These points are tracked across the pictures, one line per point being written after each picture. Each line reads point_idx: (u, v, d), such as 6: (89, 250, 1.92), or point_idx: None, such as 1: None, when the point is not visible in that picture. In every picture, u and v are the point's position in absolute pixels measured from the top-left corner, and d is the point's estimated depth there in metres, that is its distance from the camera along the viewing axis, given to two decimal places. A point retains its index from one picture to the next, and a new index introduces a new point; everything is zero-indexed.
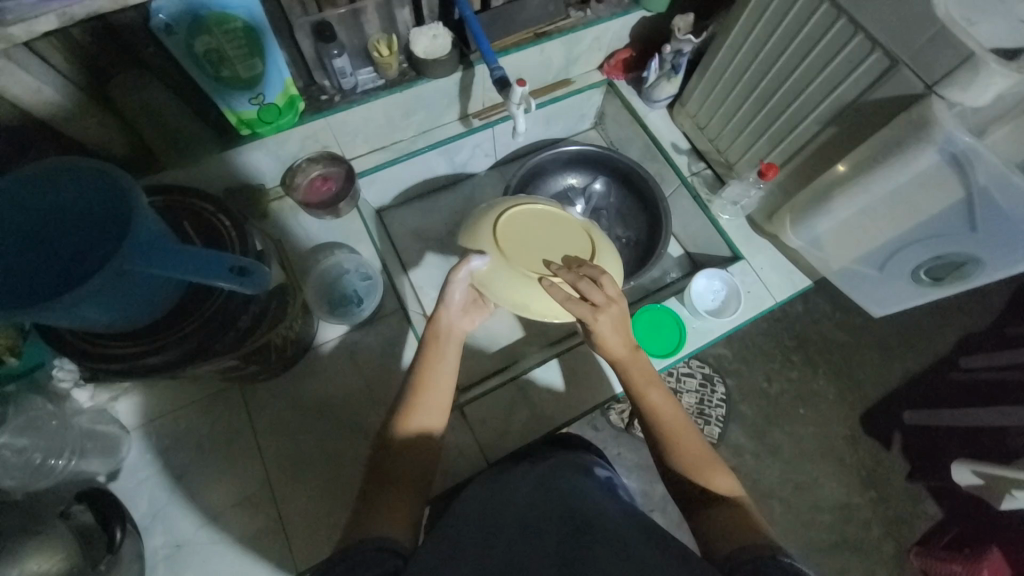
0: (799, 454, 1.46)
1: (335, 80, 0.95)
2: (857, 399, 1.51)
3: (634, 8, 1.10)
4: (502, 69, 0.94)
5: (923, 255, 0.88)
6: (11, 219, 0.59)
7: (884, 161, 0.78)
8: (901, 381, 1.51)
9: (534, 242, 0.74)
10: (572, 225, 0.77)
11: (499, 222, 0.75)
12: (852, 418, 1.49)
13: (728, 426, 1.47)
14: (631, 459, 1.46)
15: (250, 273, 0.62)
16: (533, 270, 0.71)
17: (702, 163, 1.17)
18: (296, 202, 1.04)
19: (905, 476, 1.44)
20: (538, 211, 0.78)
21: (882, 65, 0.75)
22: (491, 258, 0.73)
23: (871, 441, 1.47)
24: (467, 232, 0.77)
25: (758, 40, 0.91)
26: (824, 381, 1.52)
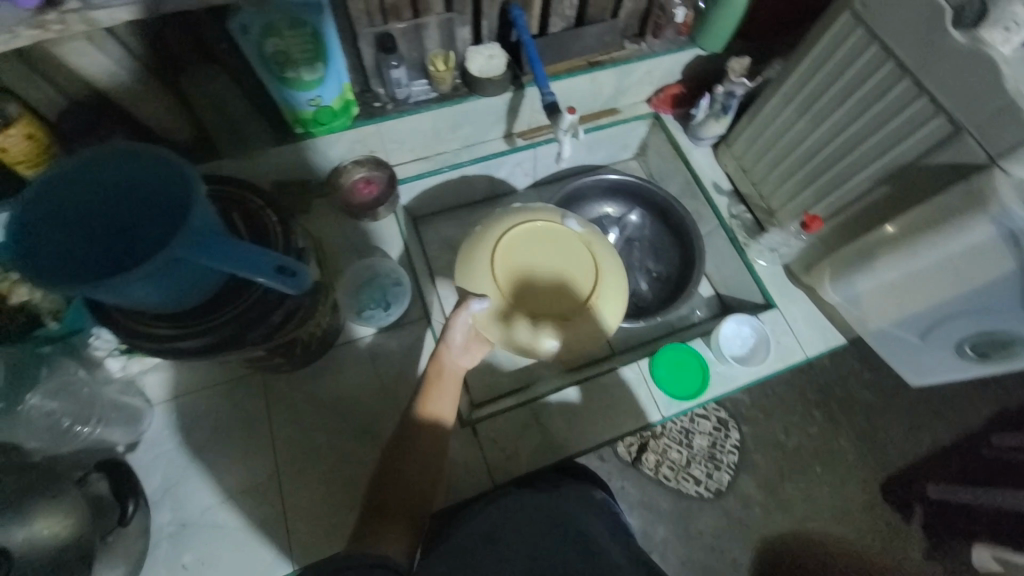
0: (811, 514, 1.41)
1: (391, 89, 0.98)
2: (880, 465, 1.45)
3: (689, 46, 1.11)
4: (553, 94, 0.95)
5: (969, 329, 0.84)
6: (77, 195, 0.62)
7: (934, 227, 0.75)
8: (927, 451, 1.45)
9: (533, 276, 0.75)
10: (570, 248, 0.76)
11: (495, 257, 0.75)
12: (871, 484, 1.43)
13: (739, 474, 1.44)
14: (634, 495, 1.42)
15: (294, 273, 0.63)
16: (536, 313, 0.73)
17: (743, 207, 1.14)
18: (338, 201, 1.06)
19: (921, 552, 1.38)
20: (538, 229, 0.77)
21: (944, 130, 0.73)
22: (492, 302, 0.73)
23: (890, 511, 1.41)
24: (464, 272, 0.75)
25: (815, 90, 0.91)
26: (845, 441, 1.47)
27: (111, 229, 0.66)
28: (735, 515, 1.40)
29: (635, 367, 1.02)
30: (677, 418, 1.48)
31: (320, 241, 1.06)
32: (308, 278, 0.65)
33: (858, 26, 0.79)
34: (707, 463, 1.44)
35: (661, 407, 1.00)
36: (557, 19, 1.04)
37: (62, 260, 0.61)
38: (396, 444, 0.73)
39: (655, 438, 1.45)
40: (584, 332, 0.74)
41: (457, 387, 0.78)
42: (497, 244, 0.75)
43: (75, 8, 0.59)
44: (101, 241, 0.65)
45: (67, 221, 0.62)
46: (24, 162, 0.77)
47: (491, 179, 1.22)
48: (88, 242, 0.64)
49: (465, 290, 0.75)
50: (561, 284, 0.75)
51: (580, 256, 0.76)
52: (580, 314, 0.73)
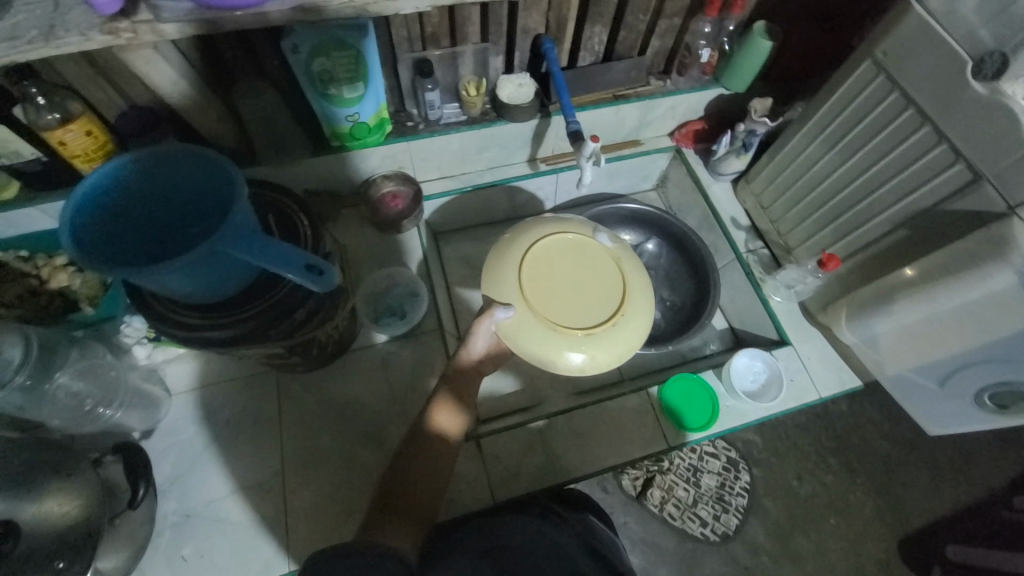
0: (823, 567, 1.35)
1: (424, 110, 1.04)
2: (897, 521, 1.39)
3: (713, 85, 1.14)
4: (577, 122, 0.99)
5: (988, 378, 0.82)
6: (140, 190, 0.67)
7: (955, 273, 0.75)
8: (948, 510, 1.40)
9: (561, 286, 0.75)
10: (601, 264, 0.78)
11: (522, 266, 0.76)
12: (887, 540, 1.37)
13: (747, 519, 1.40)
14: (637, 531, 1.39)
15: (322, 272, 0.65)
16: (562, 324, 0.73)
17: (759, 243, 1.16)
18: (366, 211, 1.11)
19: None
20: (568, 241, 0.79)
21: (963, 177, 0.74)
22: (516, 311, 0.73)
23: (907, 570, 1.35)
24: (490, 279, 0.77)
25: (835, 132, 0.92)
26: (861, 493, 1.42)
27: (168, 223, 0.71)
28: (740, 561, 1.36)
29: (644, 394, 1.02)
30: (686, 454, 1.45)
31: (345, 249, 1.10)
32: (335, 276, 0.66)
33: (877, 74, 0.82)
34: (715, 504, 1.40)
35: (669, 437, 0.98)
36: (585, 54, 1.09)
37: (122, 248, 0.68)
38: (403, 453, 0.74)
39: (662, 474, 1.43)
40: (609, 348, 0.73)
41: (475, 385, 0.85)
42: (525, 254, 0.77)
43: (145, 19, 0.65)
44: (159, 234, 0.71)
45: (130, 212, 0.68)
46: (80, 156, 0.83)
47: (512, 200, 1.26)
48: (148, 233, 0.70)
49: (489, 299, 0.77)
50: (590, 296, 0.75)
51: (609, 271, 0.77)
52: (606, 328, 0.73)
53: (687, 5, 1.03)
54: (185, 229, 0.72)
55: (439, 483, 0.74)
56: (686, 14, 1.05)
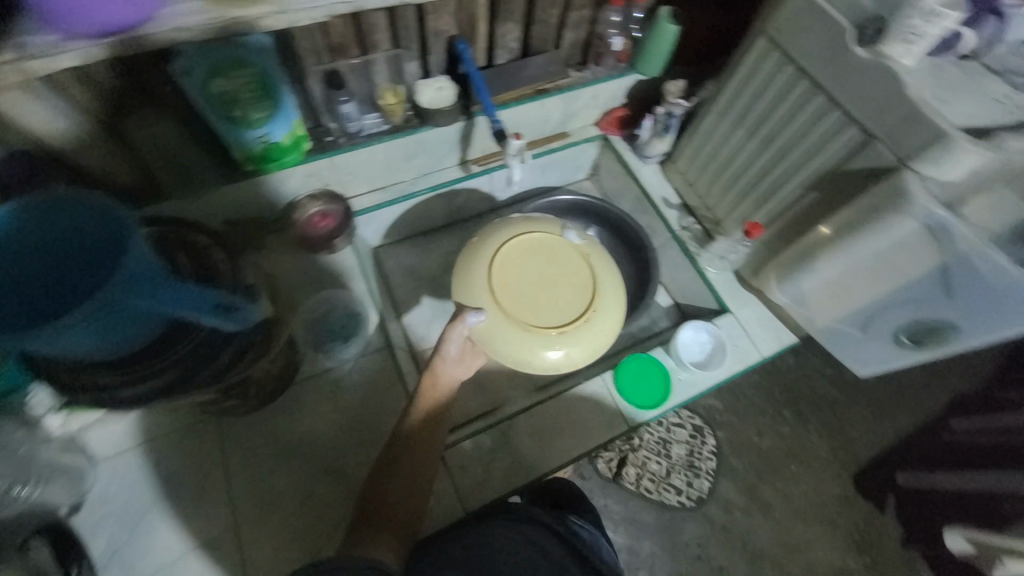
0: (790, 512, 1.46)
1: (342, 123, 1.00)
2: (849, 458, 1.52)
3: (630, 71, 1.18)
4: (500, 121, 0.97)
5: (904, 317, 0.88)
6: (19, 246, 0.61)
7: (863, 228, 0.80)
8: (893, 441, 1.53)
9: (532, 286, 0.77)
10: (570, 261, 0.80)
11: (491, 270, 0.78)
12: (844, 477, 1.50)
13: (718, 480, 1.47)
14: (618, 511, 1.43)
15: (236, 310, 0.67)
16: (535, 324, 0.75)
17: (692, 219, 1.20)
18: (294, 234, 1.05)
19: (899, 540, 1.44)
20: (536, 241, 0.81)
21: (857, 139, 0.79)
22: (487, 315, 0.75)
23: (864, 502, 1.47)
24: (461, 285, 0.78)
25: (744, 107, 0.97)
26: (815, 438, 1.53)
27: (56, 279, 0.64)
28: (717, 520, 1.43)
29: (599, 381, 1.02)
30: (654, 429, 1.51)
31: (278, 277, 1.05)
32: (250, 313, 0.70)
33: (774, 50, 0.86)
34: (687, 471, 1.47)
35: (628, 418, 1.00)
36: (500, 52, 1.09)
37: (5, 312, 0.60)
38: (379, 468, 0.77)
39: (634, 451, 1.48)
40: (584, 343, 0.75)
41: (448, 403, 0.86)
42: (495, 257, 0.78)
43: (8, 57, 0.58)
44: (47, 292, 0.64)
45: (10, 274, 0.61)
46: None
47: (450, 204, 1.25)
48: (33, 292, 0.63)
49: (460, 305, 0.78)
50: (561, 294, 0.77)
51: (578, 267, 0.79)
52: (578, 325, 0.75)
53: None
54: (74, 283, 0.64)
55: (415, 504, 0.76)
56: (593, 4, 1.07)
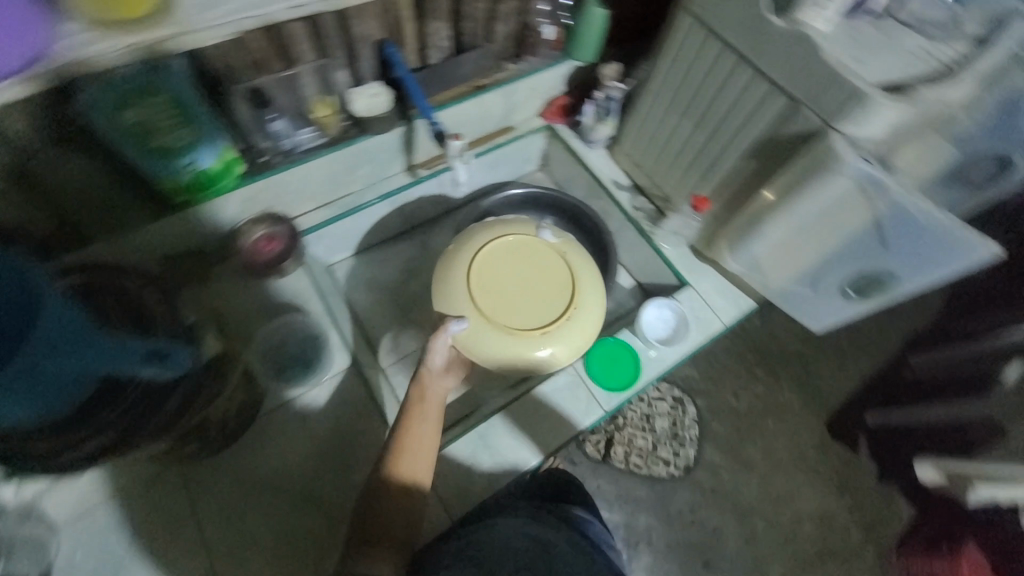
0: (773, 467, 1.52)
1: (275, 142, 0.97)
2: (821, 407, 1.59)
3: (565, 59, 1.17)
4: (439, 123, 0.98)
5: (848, 271, 0.92)
6: None
7: (801, 189, 0.83)
8: (858, 385, 1.62)
9: (514, 291, 0.83)
10: (548, 262, 0.85)
11: (472, 278, 0.83)
12: (818, 426, 1.57)
13: (702, 447, 1.52)
14: (610, 490, 1.46)
15: (170, 354, 0.74)
16: (517, 327, 0.81)
17: (643, 199, 1.21)
18: (240, 262, 1.00)
19: (876, 477, 1.53)
20: (514, 246, 0.86)
21: (785, 106, 0.81)
22: (472, 323, 0.80)
23: (839, 446, 1.55)
24: (444, 295, 0.83)
25: (677, 85, 0.98)
26: (788, 393, 1.60)
27: None
28: (706, 485, 1.49)
29: (570, 370, 1.03)
30: (636, 406, 1.54)
31: (229, 309, 1.01)
32: (184, 356, 0.76)
33: (699, 26, 0.87)
34: (672, 443, 1.51)
35: (602, 402, 1.02)
36: (433, 52, 1.06)
37: None
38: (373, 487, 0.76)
39: (619, 430, 1.50)
40: (567, 339, 0.81)
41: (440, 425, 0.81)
42: (475, 265, 0.83)
43: None
44: None
45: None
46: None
47: (401, 212, 1.22)
48: None
49: (444, 314, 0.83)
50: (540, 295, 0.83)
51: (556, 267, 0.85)
52: (560, 324, 0.81)
53: None
54: None
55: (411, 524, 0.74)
56: None
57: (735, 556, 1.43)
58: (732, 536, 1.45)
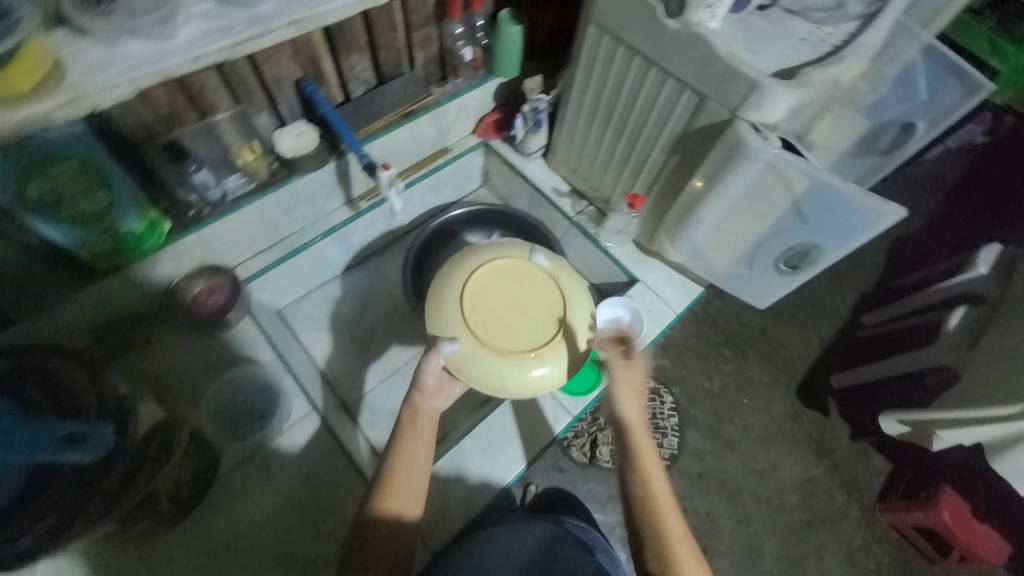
0: (754, 442, 1.57)
1: (200, 194, 0.93)
2: (789, 377, 1.66)
3: (489, 77, 1.19)
4: (368, 154, 0.97)
5: (780, 247, 0.97)
6: None
7: (722, 175, 0.88)
8: (820, 350, 1.70)
9: (506, 312, 0.82)
10: (539, 282, 0.84)
11: (464, 300, 0.82)
12: (789, 395, 1.64)
13: (685, 433, 1.56)
14: (603, 492, 1.45)
15: (86, 435, 0.74)
16: (509, 350, 0.79)
17: (584, 203, 1.25)
18: (184, 319, 0.97)
19: (849, 437, 1.60)
20: (505, 266, 0.85)
21: (693, 101, 0.85)
22: (464, 344, 0.79)
23: (811, 412, 1.62)
24: (433, 317, 0.82)
25: (596, 92, 1.02)
26: (757, 368, 1.66)
27: None
28: (694, 470, 1.53)
29: None
30: None
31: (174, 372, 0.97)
32: (105, 436, 0.76)
33: (604, 35, 0.91)
34: (655, 434, 1.55)
35: (569, 407, 1.06)
36: (355, 85, 1.07)
37: None
38: (364, 517, 0.74)
39: (602, 430, 1.50)
40: (560, 361, 0.80)
41: (430, 456, 0.80)
42: (466, 287, 0.82)
43: None
44: None
45: None
46: None
47: (347, 247, 1.21)
48: None
49: (435, 336, 0.81)
50: (532, 318, 0.82)
51: (547, 287, 0.84)
52: (553, 345, 0.80)
53: (430, 12, 1.06)
54: None
55: (399, 563, 0.73)
56: (434, 20, 1.08)
57: (732, 536, 1.48)
58: (723, 515, 1.49)
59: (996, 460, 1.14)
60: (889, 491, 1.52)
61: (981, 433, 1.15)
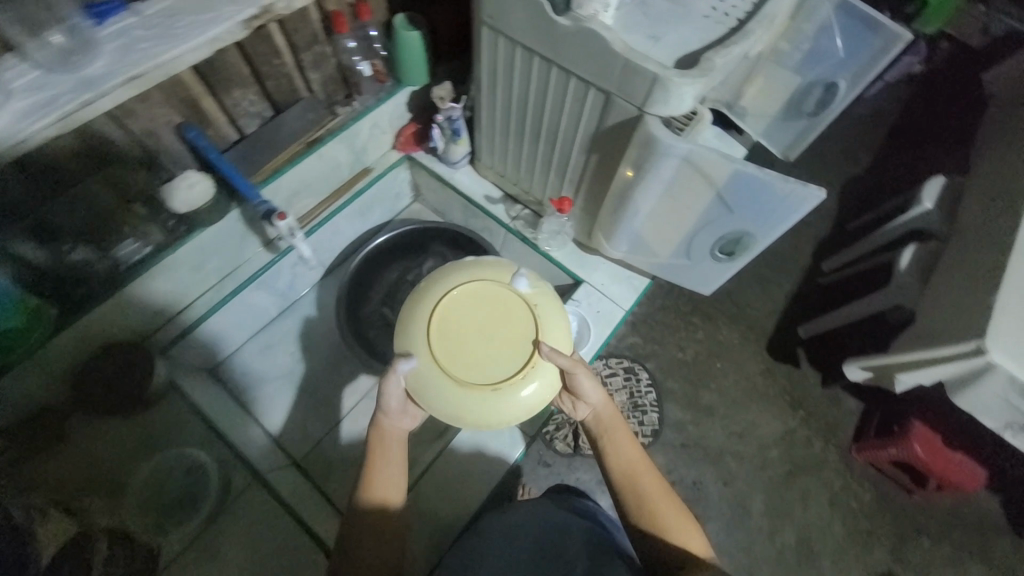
0: (731, 404, 1.58)
1: (87, 271, 0.87)
2: (759, 334, 1.67)
3: (399, 87, 1.11)
4: (266, 202, 0.94)
5: (713, 236, 0.94)
6: None
7: (645, 172, 0.84)
8: (786, 303, 1.71)
9: (474, 340, 0.74)
10: (514, 307, 0.76)
11: (432, 322, 0.74)
12: (761, 353, 1.64)
13: (664, 407, 1.57)
14: (592, 478, 1.44)
15: None
16: (469, 382, 0.72)
17: (518, 206, 1.20)
18: (95, 406, 0.89)
19: (820, 384, 1.62)
20: (479, 285, 0.77)
21: (600, 98, 0.80)
22: (423, 368, 0.73)
23: (784, 366, 1.63)
24: (400, 334, 0.76)
25: (506, 94, 0.96)
26: (726, 330, 1.67)
27: None
28: (676, 442, 1.53)
29: None
30: None
31: (87, 470, 0.86)
32: None
33: (498, 37, 0.85)
34: (634, 412, 1.55)
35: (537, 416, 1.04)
36: (246, 120, 0.98)
37: None
38: (350, 506, 0.76)
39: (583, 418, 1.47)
40: (522, 400, 0.72)
41: (404, 450, 0.81)
42: (436, 307, 0.75)
43: None
44: None
45: None
46: None
47: (275, 292, 1.15)
48: None
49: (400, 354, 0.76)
50: (503, 349, 0.74)
51: (521, 315, 0.75)
52: (516, 381, 0.72)
53: (316, 29, 0.96)
54: None
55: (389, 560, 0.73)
56: (323, 37, 0.98)
57: (719, 500, 1.48)
58: (710, 481, 1.50)
59: (957, 396, 1.14)
60: (864, 432, 1.54)
61: (939, 373, 1.14)
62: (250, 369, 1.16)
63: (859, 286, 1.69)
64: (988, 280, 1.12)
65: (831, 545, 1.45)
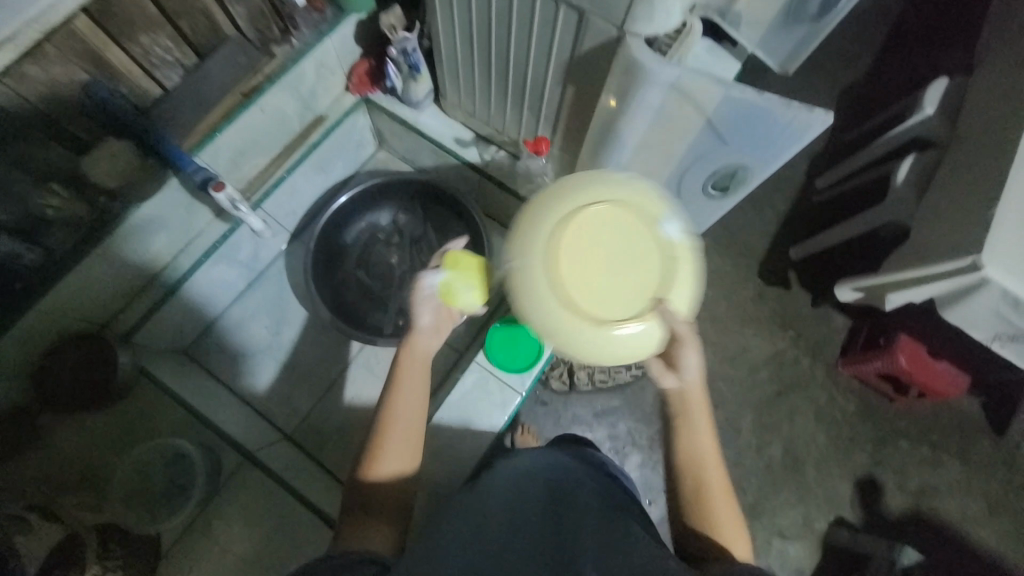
0: (721, 331, 1.58)
1: (13, 263, 0.76)
2: (751, 259, 1.63)
3: (342, 16, 0.96)
4: (201, 167, 0.86)
5: (704, 173, 0.87)
6: None
7: (629, 106, 0.73)
8: (778, 225, 1.65)
9: (601, 262, 0.59)
10: (654, 242, 0.60)
11: (567, 220, 0.59)
12: (752, 277, 1.62)
13: None
14: (587, 412, 1.45)
15: None
16: (575, 306, 0.58)
17: (492, 148, 1.08)
18: (62, 402, 0.84)
19: (811, 303, 1.60)
20: (625, 200, 0.61)
21: (573, 17, 0.68)
22: (529, 264, 0.59)
23: (774, 289, 1.61)
24: (523, 215, 0.61)
25: (464, 17, 0.82)
26: (717, 257, 1.63)
27: None
28: None
29: (476, 366, 1.04)
30: None
31: (69, 466, 0.83)
32: None
33: None
34: None
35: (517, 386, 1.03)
36: (166, 70, 0.85)
37: None
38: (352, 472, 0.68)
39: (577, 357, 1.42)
40: (618, 350, 0.59)
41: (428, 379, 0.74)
42: (574, 203, 0.60)
43: None
44: None
45: None
46: None
47: (240, 264, 1.09)
48: None
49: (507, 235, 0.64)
50: (627, 286, 0.59)
51: (658, 254, 0.60)
52: (624, 327, 0.58)
53: None
54: None
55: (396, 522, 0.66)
56: None
57: None
58: None
59: (948, 310, 1.12)
60: (850, 346, 1.56)
61: (931, 290, 1.12)
62: (229, 342, 1.12)
63: (851, 203, 1.63)
64: (988, 190, 1.06)
65: (815, 455, 1.52)
